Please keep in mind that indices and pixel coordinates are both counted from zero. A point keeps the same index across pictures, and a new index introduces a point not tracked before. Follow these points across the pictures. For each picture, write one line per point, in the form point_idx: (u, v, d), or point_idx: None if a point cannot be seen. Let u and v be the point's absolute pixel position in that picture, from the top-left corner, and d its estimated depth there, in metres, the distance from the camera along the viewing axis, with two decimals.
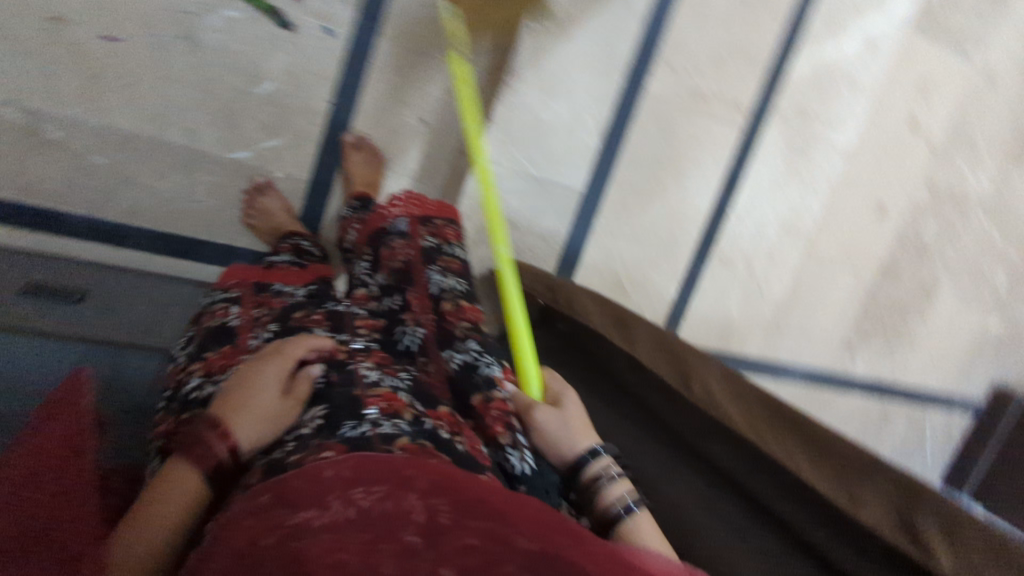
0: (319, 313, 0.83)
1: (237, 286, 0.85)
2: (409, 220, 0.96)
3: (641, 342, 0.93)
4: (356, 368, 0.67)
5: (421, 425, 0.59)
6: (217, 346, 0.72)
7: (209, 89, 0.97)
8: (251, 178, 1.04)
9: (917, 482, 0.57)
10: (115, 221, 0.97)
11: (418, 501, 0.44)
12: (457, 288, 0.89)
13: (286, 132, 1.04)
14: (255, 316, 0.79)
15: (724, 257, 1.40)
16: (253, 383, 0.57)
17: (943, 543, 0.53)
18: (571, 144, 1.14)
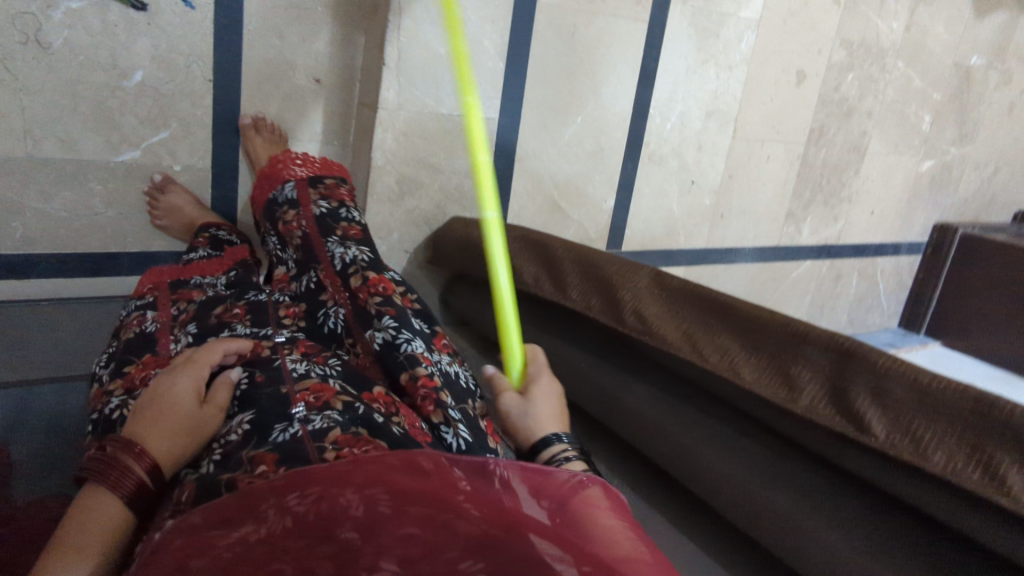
0: (239, 307, 0.81)
1: (151, 290, 0.82)
2: (296, 183, 0.93)
3: (570, 278, 0.92)
4: (283, 364, 0.70)
5: (353, 412, 0.63)
6: (137, 356, 0.71)
7: (75, 93, 0.89)
8: (148, 178, 0.98)
9: (847, 358, 0.63)
10: (16, 253, 0.93)
11: (354, 496, 0.44)
12: (363, 258, 0.84)
13: (172, 122, 0.97)
14: (174, 318, 0.78)
15: (655, 155, 1.39)
16: (169, 398, 0.61)
17: (877, 413, 0.58)
18: (476, 74, 1.09)
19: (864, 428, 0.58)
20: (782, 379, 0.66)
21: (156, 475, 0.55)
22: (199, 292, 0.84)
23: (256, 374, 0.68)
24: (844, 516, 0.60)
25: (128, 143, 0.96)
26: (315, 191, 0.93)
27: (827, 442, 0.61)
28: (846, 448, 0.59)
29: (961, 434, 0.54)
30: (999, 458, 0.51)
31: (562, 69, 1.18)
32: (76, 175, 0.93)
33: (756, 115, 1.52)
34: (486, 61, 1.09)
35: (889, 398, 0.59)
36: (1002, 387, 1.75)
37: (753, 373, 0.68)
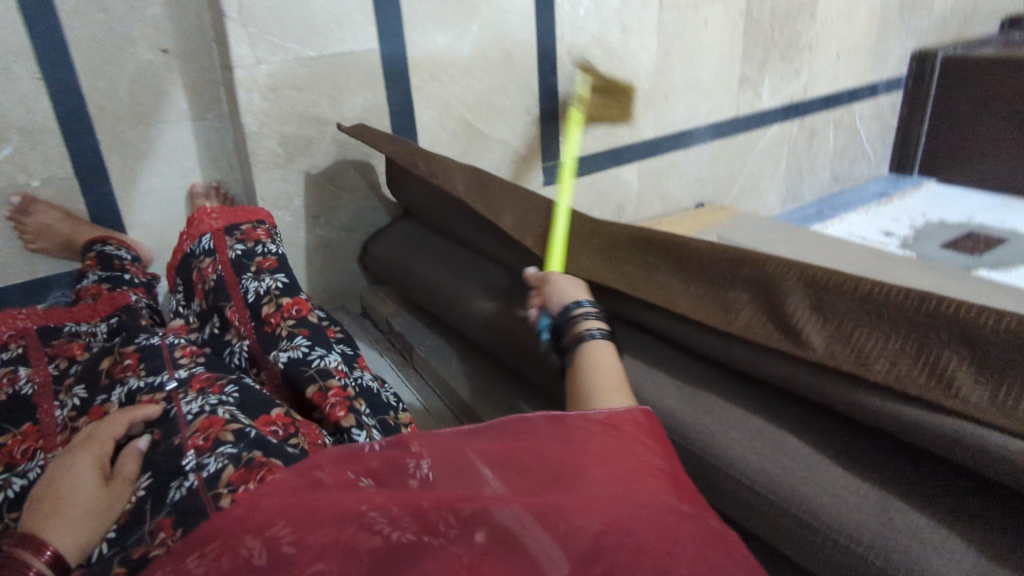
0: (126, 349, 0.68)
1: (15, 339, 0.72)
2: (212, 232, 0.83)
3: (503, 208, 0.83)
4: (178, 411, 0.59)
5: (247, 434, 0.55)
6: (12, 427, 0.62)
7: None
8: (8, 201, 0.90)
9: (783, 273, 0.59)
10: None
11: (255, 540, 0.38)
12: (275, 287, 0.77)
13: (12, 134, 0.87)
14: (53, 375, 0.68)
15: (575, 49, 1.25)
16: (66, 483, 0.51)
17: (814, 323, 0.54)
18: (339, 3, 0.96)
19: (802, 342, 0.54)
20: (716, 302, 0.62)
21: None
22: (80, 346, 0.72)
23: (162, 428, 0.58)
24: (772, 431, 0.56)
25: None
26: (233, 239, 0.82)
27: (761, 359, 0.57)
28: (781, 364, 0.55)
29: (905, 336, 0.50)
30: (946, 356, 0.47)
31: None
32: None
33: None
34: None
35: (828, 310, 0.55)
36: (1000, 215, 1.63)
37: (685, 301, 0.64)
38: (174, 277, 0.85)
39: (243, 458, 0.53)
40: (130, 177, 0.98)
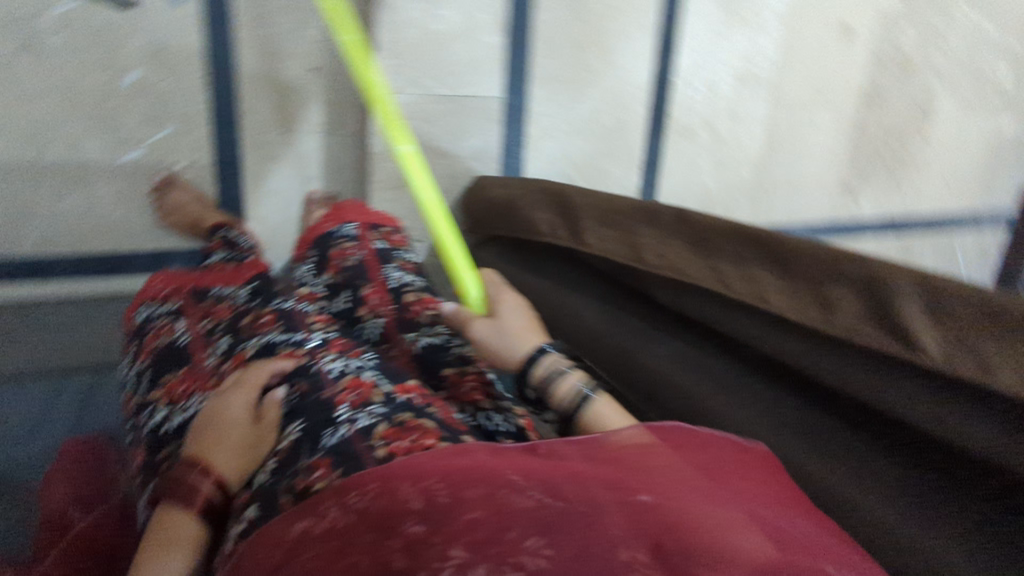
0: (268, 314, 0.76)
1: (173, 296, 0.84)
2: (357, 225, 0.94)
3: (591, 230, 0.86)
4: (320, 368, 0.63)
5: (394, 401, 0.58)
6: (175, 368, 0.72)
7: (74, 95, 0.91)
8: (151, 178, 1.00)
9: (885, 267, 0.54)
10: (31, 258, 0.94)
11: (412, 488, 0.41)
12: (414, 282, 0.86)
13: (171, 119, 0.98)
14: (204, 329, 0.77)
15: (682, 127, 1.30)
16: (222, 417, 0.57)
17: (925, 326, 0.50)
18: (477, 51, 1.04)
19: (912, 345, 0.51)
20: (815, 297, 0.59)
21: (222, 493, 0.53)
22: (226, 307, 0.80)
23: (310, 381, 0.61)
24: (887, 460, 0.54)
25: (133, 142, 0.97)
26: (373, 235, 0.93)
27: (876, 378, 0.54)
28: (897, 380, 0.53)
29: None
30: None
31: (569, 41, 1.12)
32: (80, 177, 0.95)
33: (795, 79, 1.40)
34: (485, 35, 1.04)
35: (943, 307, 0.50)
36: None
37: (783, 297, 0.61)
38: (307, 249, 0.94)
39: (392, 418, 0.55)
40: (259, 174, 1.07)
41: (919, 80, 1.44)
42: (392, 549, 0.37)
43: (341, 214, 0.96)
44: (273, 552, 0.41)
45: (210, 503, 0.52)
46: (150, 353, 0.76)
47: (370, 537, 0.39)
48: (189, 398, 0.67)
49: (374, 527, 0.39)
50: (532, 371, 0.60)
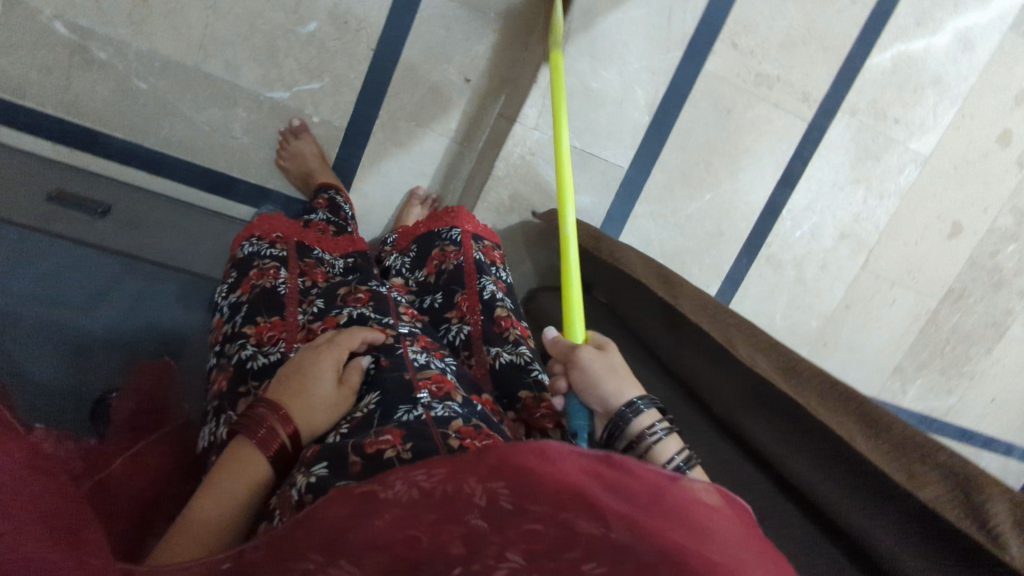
0: (364, 291, 0.80)
1: (280, 241, 0.87)
2: (463, 230, 0.95)
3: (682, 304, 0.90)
4: (406, 353, 0.70)
5: (470, 407, 0.65)
6: (268, 313, 0.75)
7: (254, 24, 0.96)
8: (288, 120, 1.03)
9: (984, 480, 0.56)
10: (154, 149, 0.99)
11: (477, 483, 0.36)
12: (505, 302, 0.87)
13: (326, 76, 1.02)
14: (301, 285, 0.82)
15: (773, 258, 1.30)
16: (311, 372, 0.62)
17: (1013, 534, 0.50)
18: (620, 120, 1.08)
19: (996, 540, 0.49)
20: (900, 464, 0.60)
21: (295, 440, 0.57)
22: (322, 273, 0.86)
23: (393, 362, 0.68)
24: None
25: (282, 83, 1.01)
26: (477, 246, 0.94)
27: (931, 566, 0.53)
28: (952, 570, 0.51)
29: None
30: None
31: (705, 141, 1.14)
32: (226, 96, 0.99)
33: (891, 254, 1.36)
34: (633, 108, 1.07)
35: None
36: None
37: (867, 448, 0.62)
38: (410, 242, 0.99)
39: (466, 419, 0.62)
40: (380, 154, 1.09)
41: (1003, 296, 1.38)
42: (454, 537, 0.35)
43: (450, 217, 0.96)
44: (343, 511, 0.35)
45: (282, 447, 0.56)
46: (246, 290, 0.78)
47: (435, 519, 0.35)
48: (277, 345, 0.71)
49: (439, 507, 0.35)
50: (632, 423, 0.62)
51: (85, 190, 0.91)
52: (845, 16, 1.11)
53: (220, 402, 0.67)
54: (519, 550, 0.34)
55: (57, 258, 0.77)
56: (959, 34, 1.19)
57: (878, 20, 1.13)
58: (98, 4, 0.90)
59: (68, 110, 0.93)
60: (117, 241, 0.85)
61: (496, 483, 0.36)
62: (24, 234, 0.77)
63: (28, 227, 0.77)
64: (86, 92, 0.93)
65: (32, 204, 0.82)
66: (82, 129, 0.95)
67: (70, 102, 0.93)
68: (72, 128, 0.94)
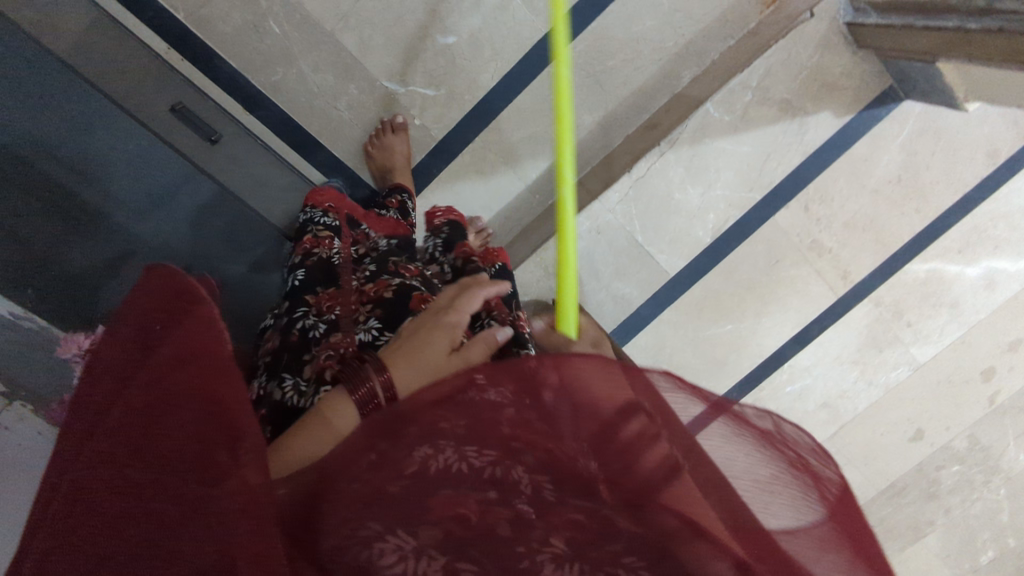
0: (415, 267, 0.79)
1: (333, 210, 0.86)
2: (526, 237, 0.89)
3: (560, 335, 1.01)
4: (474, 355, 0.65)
5: None
6: (324, 283, 0.74)
7: (399, 17, 0.99)
8: (392, 113, 1.04)
9: None
10: (258, 88, 1.00)
11: (524, 474, 0.37)
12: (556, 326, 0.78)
13: (443, 87, 1.04)
14: (353, 255, 0.81)
15: (762, 403, 1.25)
16: (423, 337, 0.52)
17: None
18: (685, 230, 1.14)
19: None
20: None
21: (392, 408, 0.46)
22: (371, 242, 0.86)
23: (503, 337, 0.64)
24: None
25: (402, 78, 1.03)
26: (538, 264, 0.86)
27: None
28: None
29: None
30: None
31: (748, 277, 1.18)
32: (346, 70, 1.01)
33: (859, 436, 1.28)
34: (699, 225, 1.14)
35: None
36: None
37: None
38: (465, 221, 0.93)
39: None
40: (457, 174, 1.10)
41: (931, 508, 1.31)
42: (501, 517, 0.35)
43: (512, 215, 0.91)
44: (392, 484, 0.34)
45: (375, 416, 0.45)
46: (303, 254, 0.78)
47: (485, 497, 0.36)
48: (334, 311, 0.70)
49: (484, 488, 0.36)
50: None
51: (204, 109, 0.91)
52: (905, 218, 1.16)
53: (274, 366, 0.65)
54: (560, 525, 0.35)
55: (141, 148, 0.81)
56: (987, 272, 1.20)
57: (927, 232, 1.17)
58: None
59: (196, 23, 0.96)
60: (213, 163, 0.89)
61: (537, 473, 0.37)
62: (103, 106, 0.79)
63: (112, 102, 0.80)
64: (218, 14, 0.96)
65: (148, 101, 0.85)
66: (201, 43, 0.96)
67: (200, 16, 0.96)
68: (192, 39, 0.96)
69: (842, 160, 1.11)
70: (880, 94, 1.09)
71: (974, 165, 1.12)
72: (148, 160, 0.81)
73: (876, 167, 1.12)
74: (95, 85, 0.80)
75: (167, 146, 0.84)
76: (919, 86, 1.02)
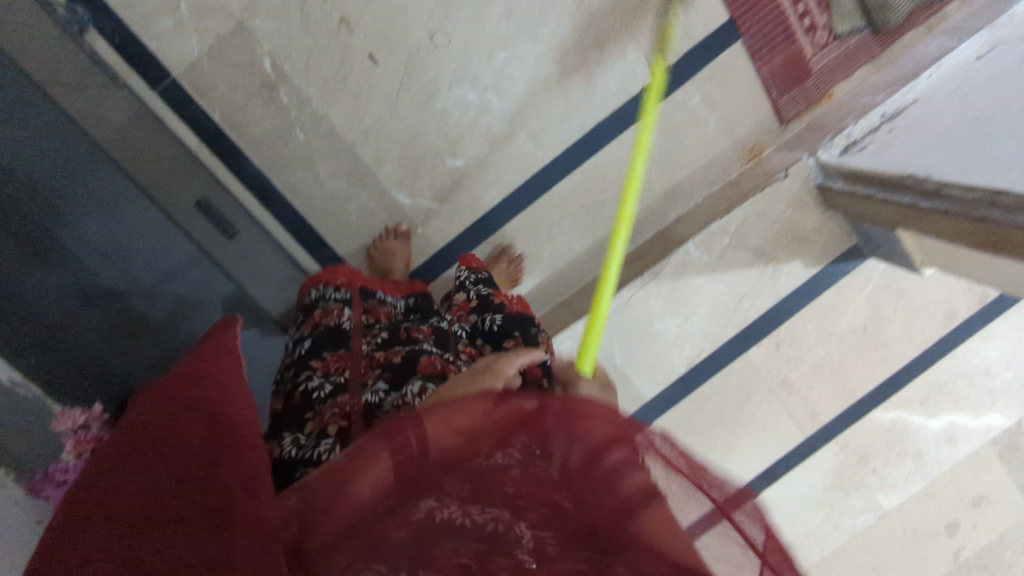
0: (425, 329, 0.85)
1: (345, 286, 0.88)
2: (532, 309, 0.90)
3: None
4: None
5: None
6: (332, 347, 0.79)
7: (414, 138, 1.07)
8: (397, 219, 1.12)
9: None
10: (277, 187, 1.08)
11: (528, 529, 0.44)
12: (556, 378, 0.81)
13: (447, 203, 1.12)
14: (364, 321, 0.85)
15: None
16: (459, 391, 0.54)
17: None
18: (661, 358, 1.19)
19: None
20: None
21: None
22: (384, 311, 0.89)
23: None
24: None
25: (410, 191, 1.11)
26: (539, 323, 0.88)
27: None
28: None
29: None
30: None
31: (719, 409, 1.22)
32: (360, 178, 1.09)
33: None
34: (676, 355, 1.19)
35: None
36: None
37: None
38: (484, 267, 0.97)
39: None
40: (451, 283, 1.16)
41: None
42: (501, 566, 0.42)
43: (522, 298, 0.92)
44: (398, 531, 0.41)
45: None
46: (311, 326, 0.82)
47: (484, 549, 0.43)
48: (342, 374, 0.75)
49: (484, 540, 0.43)
50: None
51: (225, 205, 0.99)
52: (869, 368, 1.22)
53: (276, 423, 0.71)
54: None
55: (166, 241, 0.89)
56: (949, 426, 1.25)
57: (890, 382, 1.23)
58: (307, 62, 1.01)
59: (228, 124, 1.03)
60: (230, 255, 0.96)
61: (539, 527, 0.44)
62: (140, 202, 0.86)
63: (149, 198, 0.87)
64: (249, 118, 1.03)
65: (178, 196, 0.91)
66: (230, 142, 1.04)
67: (232, 118, 1.03)
68: (222, 137, 1.04)
69: (812, 307, 1.19)
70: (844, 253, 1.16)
71: (933, 323, 1.20)
72: (169, 255, 0.89)
73: (843, 316, 1.20)
74: (122, 164, 0.84)
75: (191, 240, 0.91)
76: (881, 248, 1.11)
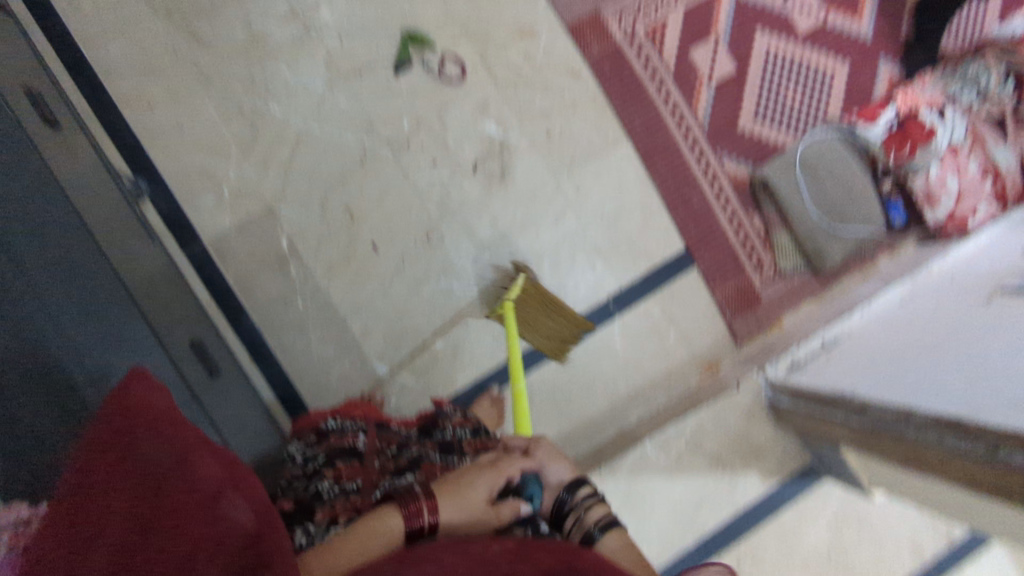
0: (435, 441, 0.86)
1: (360, 419, 0.93)
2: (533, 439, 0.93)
3: None
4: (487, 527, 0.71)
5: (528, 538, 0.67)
6: (346, 458, 0.82)
7: (401, 317, 1.20)
8: (373, 390, 1.20)
9: None
10: (270, 347, 1.18)
11: None
12: None
13: (423, 379, 1.21)
14: (377, 445, 0.87)
15: None
16: (466, 482, 0.64)
17: None
18: None
19: None
20: None
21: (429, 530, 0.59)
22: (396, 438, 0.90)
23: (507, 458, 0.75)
24: None
25: (390, 365, 1.20)
26: None
27: None
28: None
29: None
30: None
31: None
32: (346, 347, 1.19)
33: None
34: None
35: None
36: None
37: None
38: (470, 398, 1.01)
39: None
40: None
41: None
42: None
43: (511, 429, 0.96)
44: None
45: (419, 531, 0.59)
46: (325, 443, 0.85)
47: None
48: (353, 482, 0.78)
49: None
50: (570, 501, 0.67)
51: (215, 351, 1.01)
52: None
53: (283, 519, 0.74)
54: None
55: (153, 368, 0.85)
56: None
57: None
58: (319, 244, 1.17)
59: (239, 287, 1.17)
60: (210, 394, 0.93)
61: None
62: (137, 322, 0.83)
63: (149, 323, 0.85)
64: (258, 285, 1.17)
65: (173, 330, 0.91)
66: (237, 303, 1.17)
67: (244, 283, 1.17)
68: (231, 298, 1.16)
69: (774, 525, 1.18)
70: (803, 470, 1.20)
71: (900, 557, 1.18)
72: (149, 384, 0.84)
73: (805, 539, 1.18)
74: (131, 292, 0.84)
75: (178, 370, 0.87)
76: (834, 469, 1.15)
